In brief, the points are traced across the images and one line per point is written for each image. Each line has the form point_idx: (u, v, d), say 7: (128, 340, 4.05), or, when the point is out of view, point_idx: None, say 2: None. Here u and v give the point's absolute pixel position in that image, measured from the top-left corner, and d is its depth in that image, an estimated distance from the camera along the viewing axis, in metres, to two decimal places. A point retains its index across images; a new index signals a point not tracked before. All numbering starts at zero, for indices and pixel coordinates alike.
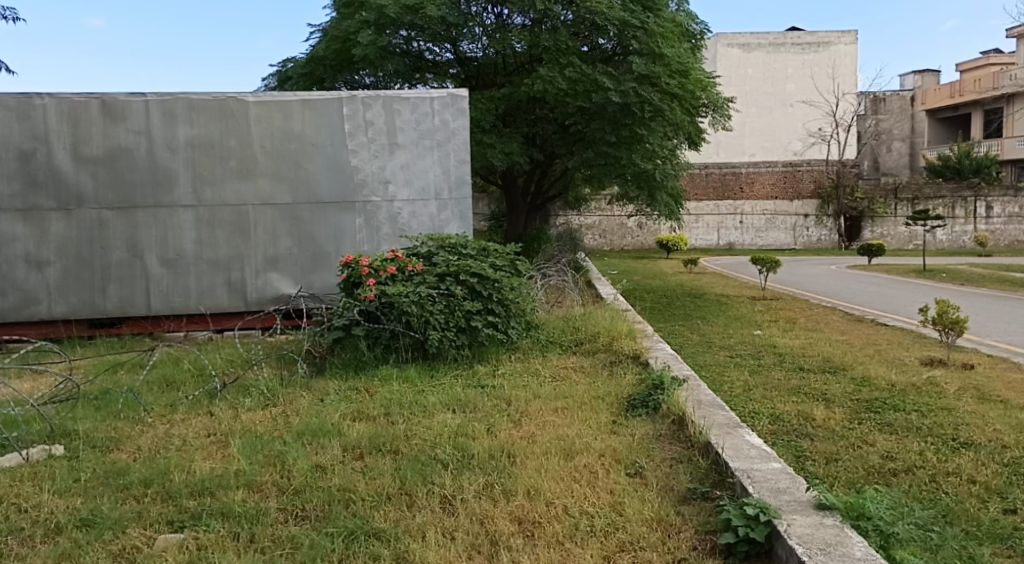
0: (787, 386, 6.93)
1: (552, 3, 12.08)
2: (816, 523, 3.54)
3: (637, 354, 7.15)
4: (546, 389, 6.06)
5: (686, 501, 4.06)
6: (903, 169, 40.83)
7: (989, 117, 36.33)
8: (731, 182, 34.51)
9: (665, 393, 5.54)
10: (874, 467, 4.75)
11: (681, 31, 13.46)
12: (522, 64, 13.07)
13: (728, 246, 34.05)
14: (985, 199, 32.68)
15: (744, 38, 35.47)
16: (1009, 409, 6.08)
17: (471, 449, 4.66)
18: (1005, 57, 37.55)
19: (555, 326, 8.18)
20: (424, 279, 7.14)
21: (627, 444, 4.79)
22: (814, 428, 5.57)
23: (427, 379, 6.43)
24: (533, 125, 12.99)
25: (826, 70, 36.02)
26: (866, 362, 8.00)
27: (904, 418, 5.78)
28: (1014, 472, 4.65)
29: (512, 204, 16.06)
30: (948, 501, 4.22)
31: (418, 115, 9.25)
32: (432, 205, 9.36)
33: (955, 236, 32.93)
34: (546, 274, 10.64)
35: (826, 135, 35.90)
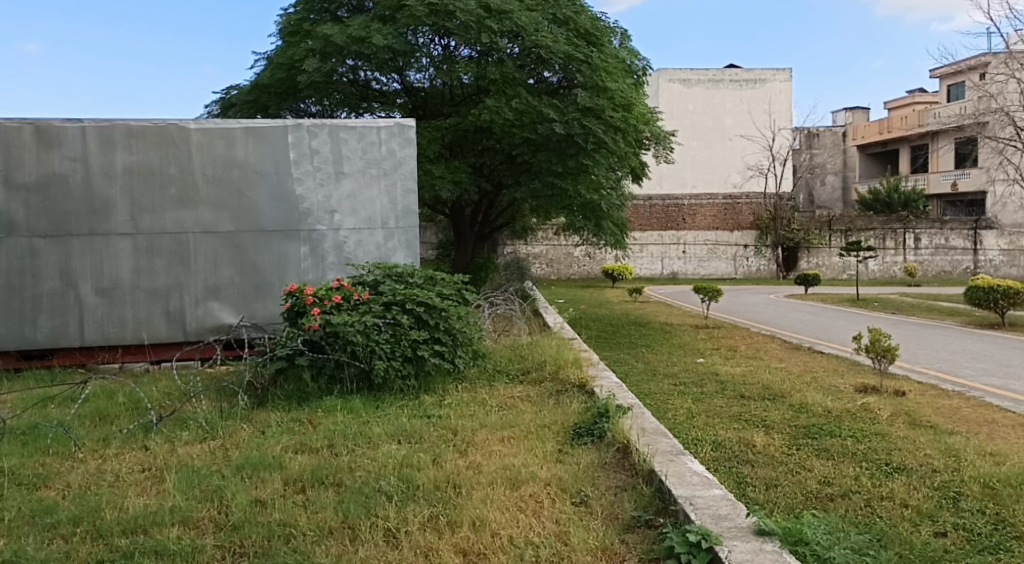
0: (728, 413, 7.05)
1: (499, 37, 12.15)
2: (755, 548, 3.60)
3: (583, 383, 7.19)
4: (492, 419, 6.06)
5: (632, 529, 4.08)
6: (837, 202, 42.21)
7: (916, 153, 37.89)
8: (674, 213, 35.17)
9: (609, 421, 5.59)
10: (812, 492, 4.86)
11: (624, 67, 13.78)
12: (468, 96, 13.19)
13: (672, 275, 34.65)
14: (913, 231, 33.83)
15: (684, 74, 36.40)
16: (939, 435, 6.28)
17: (416, 480, 4.62)
18: (929, 97, 39.33)
19: (502, 355, 8.20)
20: (369, 308, 7.09)
21: (572, 472, 4.81)
22: (755, 454, 5.68)
23: (372, 410, 6.35)
24: (480, 155, 13.03)
25: (762, 105, 37.13)
26: (804, 390, 8.19)
27: (840, 444, 5.93)
28: (944, 495, 4.80)
29: (459, 233, 16.03)
30: (882, 525, 4.34)
31: (364, 144, 9.23)
32: (379, 234, 9.33)
33: (886, 267, 34.09)
34: (493, 303, 10.66)
35: (764, 168, 37.16)
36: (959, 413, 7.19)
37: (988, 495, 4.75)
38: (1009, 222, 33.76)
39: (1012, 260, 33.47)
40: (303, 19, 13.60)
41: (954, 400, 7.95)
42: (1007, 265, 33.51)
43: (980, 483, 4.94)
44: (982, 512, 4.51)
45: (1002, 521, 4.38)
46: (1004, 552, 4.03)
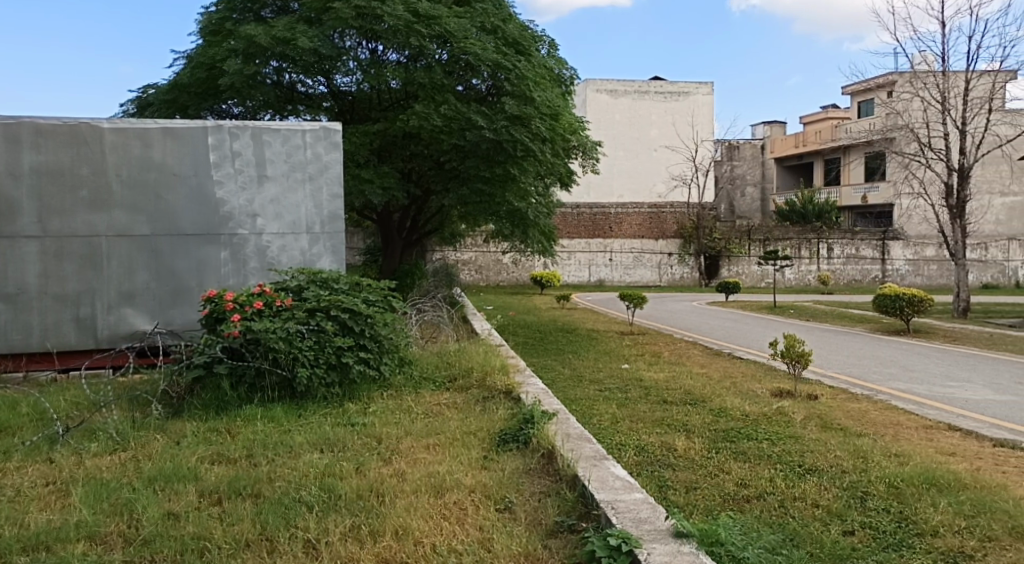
0: (651, 418, 7.18)
1: (428, 42, 12.12)
2: (673, 550, 3.65)
3: (509, 389, 7.20)
4: (418, 426, 6.02)
5: (554, 534, 4.10)
6: (756, 213, 43.53)
7: (829, 167, 39.50)
8: (600, 221, 35.71)
9: (535, 427, 5.62)
10: (729, 494, 4.99)
11: (552, 76, 13.93)
12: (397, 100, 13.12)
13: (598, 283, 35.07)
14: (827, 241, 35.16)
15: (612, 85, 36.94)
16: (848, 437, 6.53)
17: (338, 490, 4.54)
18: (841, 113, 41.06)
19: (428, 362, 8.17)
20: (292, 314, 6.95)
21: (497, 478, 4.82)
22: (675, 458, 5.79)
23: (294, 419, 6.23)
24: (409, 160, 12.96)
25: (687, 118, 38.02)
26: (723, 394, 8.42)
27: (756, 446, 6.11)
28: (853, 495, 4.99)
29: (387, 239, 15.96)
30: (795, 525, 4.48)
31: (288, 147, 9.07)
32: (303, 239, 9.17)
33: (801, 275, 35.23)
34: (421, 310, 10.64)
35: (687, 178, 38.05)
36: (867, 416, 7.51)
37: (892, 494, 4.97)
38: (914, 233, 35.41)
39: (917, 269, 35.12)
40: (225, 19, 13.28)
41: (862, 403, 8.29)
42: (913, 274, 35.15)
43: (886, 483, 5.16)
44: (888, 511, 4.71)
45: (905, 518, 4.58)
46: (907, 548, 4.20)
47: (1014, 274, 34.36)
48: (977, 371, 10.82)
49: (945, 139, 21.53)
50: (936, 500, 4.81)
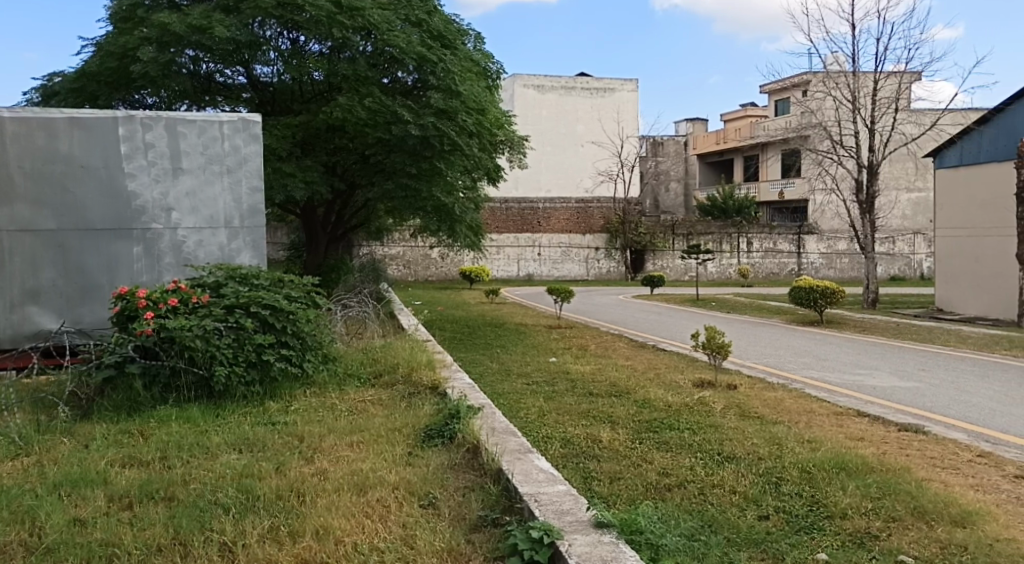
0: (578, 410, 7.26)
1: (352, 33, 11.91)
2: (594, 541, 3.69)
3: (436, 385, 7.15)
4: (341, 424, 5.93)
5: (478, 529, 4.10)
6: (679, 208, 44.46)
7: (748, 163, 40.67)
8: (529, 216, 35.76)
9: (460, 422, 5.61)
10: (652, 484, 5.09)
11: (478, 69, 13.87)
12: (320, 93, 12.84)
13: (527, 277, 35.28)
14: (746, 236, 36.17)
15: (539, 80, 37.14)
16: (765, 425, 6.73)
17: (257, 490, 4.44)
18: (759, 110, 42.30)
19: (354, 359, 8.07)
20: (210, 311, 6.74)
21: (421, 475, 4.79)
22: (600, 450, 5.88)
23: (211, 419, 6.06)
24: (333, 153, 12.75)
25: (612, 114, 38.56)
26: (647, 386, 8.58)
27: (678, 436, 6.25)
28: (769, 481, 5.15)
29: (312, 235, 15.65)
30: (713, 511, 4.60)
31: (205, 139, 8.79)
32: (222, 233, 8.91)
33: (722, 269, 36.22)
34: (346, 306, 10.48)
35: (613, 174, 38.59)
36: (782, 404, 7.77)
37: (805, 479, 5.15)
38: (827, 228, 36.78)
39: (830, 263, 36.52)
40: (136, 5, 12.74)
41: (778, 392, 8.57)
42: (826, 267, 36.55)
43: (799, 468, 5.34)
44: (800, 495, 4.88)
45: (816, 502, 4.75)
46: (818, 531, 4.35)
47: (919, 266, 36.10)
48: (885, 360, 11.32)
49: (856, 136, 22.39)
50: (845, 484, 5.01)
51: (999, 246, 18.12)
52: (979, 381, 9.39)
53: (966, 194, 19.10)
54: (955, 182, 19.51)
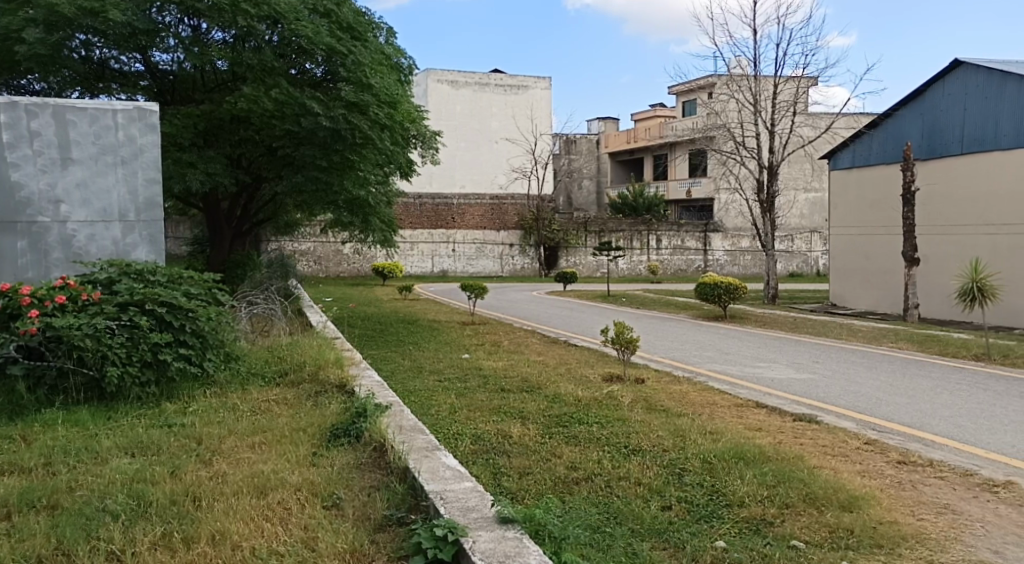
0: (488, 406, 7.27)
1: (256, 22, 11.45)
2: (498, 537, 3.70)
3: (343, 383, 7.00)
4: (242, 425, 5.76)
5: (383, 528, 4.05)
6: (592, 205, 45.15)
7: (657, 162, 41.66)
8: (443, 212, 35.59)
9: (367, 421, 5.51)
10: (560, 478, 5.14)
11: (389, 63, 13.68)
12: (223, 82, 12.47)
13: (442, 273, 35.08)
14: (656, 233, 36.97)
15: (453, 75, 36.99)
16: (670, 417, 6.90)
17: (149, 496, 4.26)
18: (667, 111, 43.40)
19: (257, 358, 7.85)
20: (101, 308, 6.41)
21: (325, 475, 4.70)
22: (511, 445, 5.90)
23: (102, 422, 5.77)
24: (237, 145, 12.35)
25: (526, 111, 38.92)
26: (558, 381, 8.67)
27: (587, 430, 6.33)
28: (672, 472, 5.27)
29: (217, 230, 15.05)
30: (619, 503, 4.68)
31: (96, 128, 8.38)
32: (116, 227, 8.51)
33: (633, 265, 36.94)
34: (252, 302, 10.15)
35: (527, 171, 38.80)
36: (687, 397, 7.98)
37: (706, 469, 5.29)
38: (731, 226, 38.10)
39: (734, 259, 37.92)
40: None
41: (683, 385, 8.80)
42: (730, 264, 37.89)
43: (701, 459, 5.49)
44: (701, 485, 5.01)
45: (716, 491, 4.89)
46: (717, 519, 4.48)
47: (815, 263, 37.86)
48: (783, 353, 11.79)
49: (757, 138, 23.23)
50: (743, 473, 5.18)
51: (887, 244, 19.14)
52: (868, 372, 9.91)
53: (858, 194, 20.07)
54: (848, 183, 20.48)
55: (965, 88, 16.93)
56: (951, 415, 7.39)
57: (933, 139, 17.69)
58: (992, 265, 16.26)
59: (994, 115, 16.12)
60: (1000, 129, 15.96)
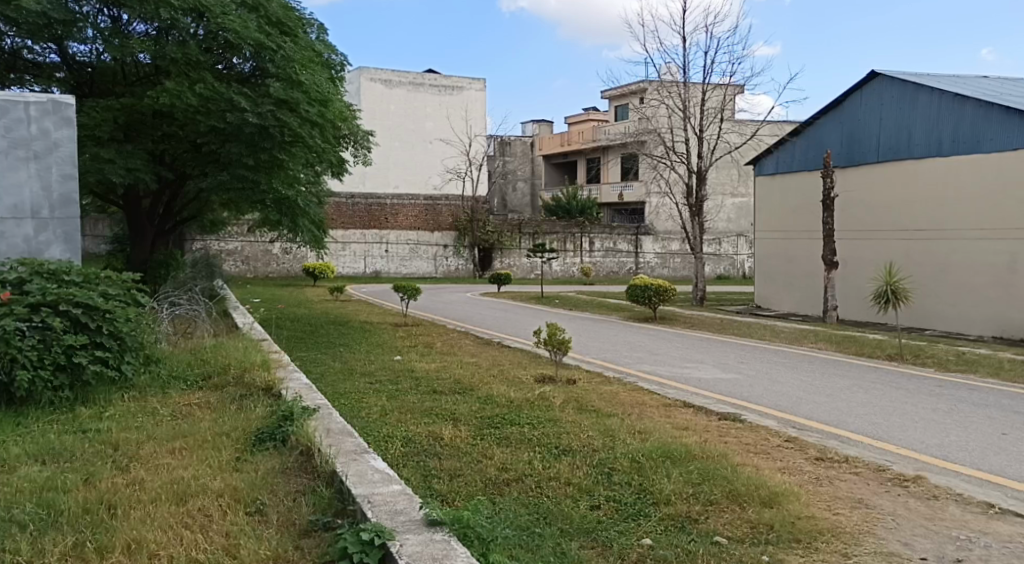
0: (421, 408, 7.23)
1: (181, 14, 11.13)
2: (425, 540, 3.67)
3: (269, 386, 6.84)
4: (162, 430, 5.57)
5: (308, 534, 3.97)
6: (526, 207, 45.41)
7: (590, 165, 42.17)
8: (376, 212, 35.03)
9: (294, 424, 5.39)
10: (490, 479, 5.14)
11: (321, 60, 13.47)
12: (145, 76, 11.97)
13: (374, 274, 34.70)
14: (589, 235, 37.40)
15: (386, 75, 36.70)
16: (600, 418, 6.97)
17: (60, 505, 4.09)
18: (600, 115, 43.97)
19: (179, 360, 7.64)
20: (10, 309, 6.09)
21: (249, 481, 4.59)
22: (442, 447, 5.87)
23: (10, 428, 5.50)
24: (160, 141, 12.00)
25: (460, 113, 38.89)
26: (491, 382, 8.67)
27: (518, 431, 6.35)
28: (601, 472, 5.33)
29: (138, 228, 14.51)
30: (548, 503, 4.70)
31: (7, 120, 8.04)
32: (28, 225, 8.13)
33: (566, 267, 37.26)
34: (174, 303, 9.83)
35: (461, 172, 38.74)
36: (617, 397, 8.09)
37: (634, 468, 5.37)
38: (661, 229, 38.79)
39: (664, 262, 38.67)
40: None
41: (613, 385, 8.91)
42: (660, 266, 38.64)
43: (629, 458, 5.57)
44: (629, 483, 5.09)
45: (644, 489, 4.97)
46: (644, 517, 4.54)
47: (741, 266, 38.90)
48: (710, 353, 12.06)
49: (687, 143, 23.71)
50: (670, 471, 5.27)
51: (809, 248, 19.77)
52: (790, 372, 10.21)
53: (782, 199, 20.67)
54: (772, 189, 21.09)
55: (881, 99, 17.63)
56: (866, 413, 7.68)
57: (851, 148, 18.35)
58: (906, 269, 16.94)
59: (908, 125, 16.84)
60: (913, 138, 16.68)
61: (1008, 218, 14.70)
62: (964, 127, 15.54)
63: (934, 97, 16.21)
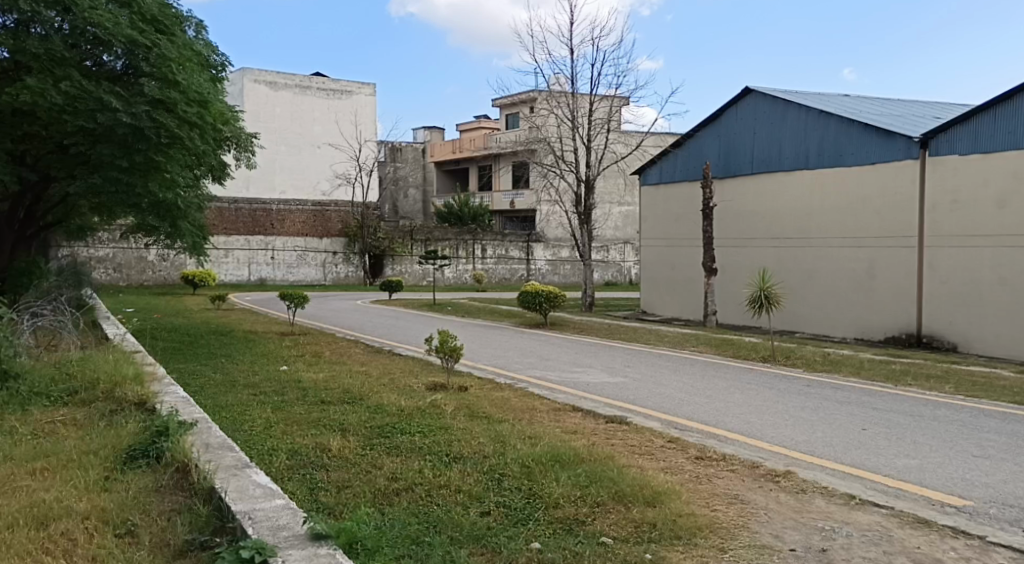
0: (308, 419, 7.05)
1: (44, 8, 10.51)
2: (309, 555, 3.57)
3: (143, 400, 6.49)
4: (21, 450, 5.20)
5: (183, 555, 3.79)
6: (418, 214, 45.20)
7: (482, 172, 42.42)
8: (261, 217, 34.18)
9: (169, 440, 5.14)
10: (379, 489, 5.06)
11: (200, 60, 12.97)
12: (4, 71, 11.17)
13: (259, 282, 33.43)
14: (481, 242, 37.66)
15: (271, 76, 35.71)
16: (491, 424, 7.00)
17: None
18: (491, 123, 44.34)
19: (42, 375, 7.18)
20: None
21: (118, 501, 4.34)
22: (329, 458, 5.74)
23: None
24: (21, 141, 11.29)
25: (349, 117, 38.28)
26: (381, 391, 8.54)
27: (408, 440, 6.29)
28: (492, 478, 5.34)
29: None
30: (438, 512, 4.68)
31: None
32: None
33: (459, 274, 37.24)
34: (36, 314, 9.19)
35: (351, 177, 37.93)
36: (508, 403, 8.14)
37: (524, 473, 5.41)
38: (552, 236, 39.49)
39: (555, 269, 39.32)
40: None
41: (504, 392, 8.95)
42: (551, 273, 39.32)
43: (520, 463, 5.62)
44: (519, 489, 5.13)
45: (533, 494, 5.02)
46: (532, 521, 4.59)
47: (628, 272, 40.07)
48: (598, 358, 12.30)
49: (575, 152, 24.18)
50: (559, 475, 5.34)
51: (690, 254, 20.56)
52: (673, 375, 10.58)
53: (666, 208, 21.40)
54: (656, 198, 21.79)
55: (755, 114, 18.54)
56: (742, 413, 8.04)
57: (728, 159, 19.21)
58: (779, 275, 17.83)
59: (779, 138, 17.77)
60: (783, 152, 17.63)
61: (868, 227, 15.71)
62: (828, 141, 16.54)
63: (802, 113, 17.18)
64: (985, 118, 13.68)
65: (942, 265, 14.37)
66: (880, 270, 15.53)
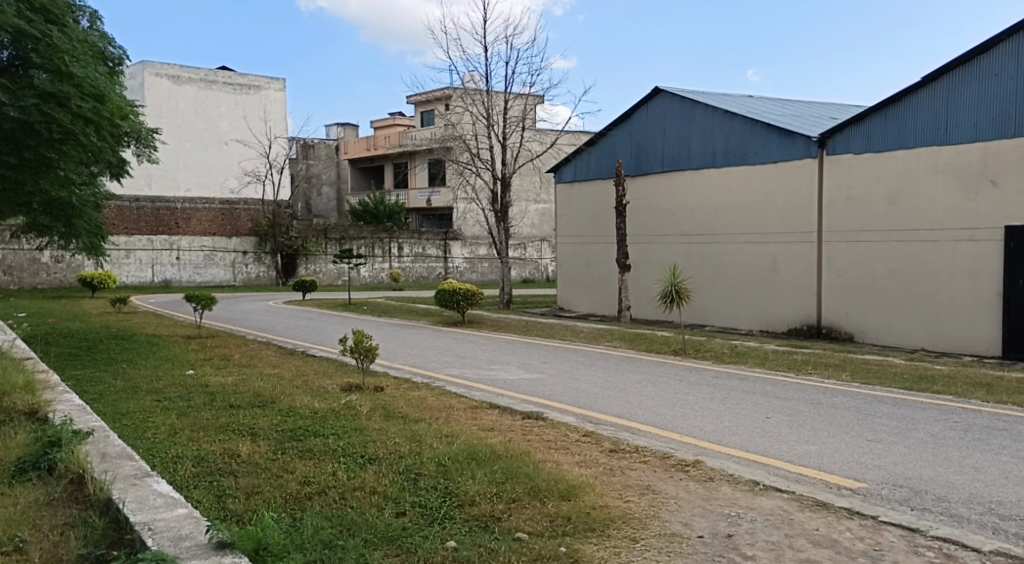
0: (215, 424, 6.82)
1: None
2: None
3: (34, 410, 6.16)
4: None
5: None
6: (332, 212, 44.44)
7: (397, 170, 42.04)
8: (165, 216, 32.38)
9: (63, 451, 4.90)
10: (291, 494, 4.94)
11: (96, 52, 12.31)
12: None
13: (164, 283, 32.12)
14: (397, 241, 37.27)
15: (173, 70, 34.49)
16: (406, 424, 6.93)
17: None
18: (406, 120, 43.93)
19: None
20: None
21: (5, 517, 4.11)
22: (238, 464, 5.57)
23: None
24: None
25: (258, 113, 37.31)
26: (293, 393, 8.35)
27: (322, 442, 6.16)
28: (407, 478, 5.28)
29: None
30: (353, 514, 4.59)
31: None
32: None
33: (374, 273, 36.83)
34: None
35: (261, 175, 37.04)
36: (424, 402, 8.07)
37: (440, 472, 5.38)
38: (469, 234, 39.46)
39: (472, 266, 39.29)
40: None
41: (421, 391, 8.88)
42: (469, 271, 39.28)
43: (435, 462, 5.58)
44: (435, 488, 5.09)
45: (448, 493, 4.98)
46: (447, 520, 4.56)
47: (545, 269, 40.42)
48: (515, 356, 12.35)
49: (489, 149, 24.21)
50: (475, 472, 5.34)
51: (604, 251, 20.90)
52: (588, 370, 10.73)
53: (579, 205, 21.70)
54: (571, 196, 22.03)
55: (664, 113, 18.96)
56: (655, 405, 8.21)
57: (639, 157, 19.59)
58: (688, 270, 18.29)
59: (688, 137, 18.23)
60: (692, 150, 18.10)
61: (772, 223, 16.28)
62: (733, 141, 17.07)
63: (709, 113, 17.65)
64: (877, 120, 14.34)
65: (840, 259, 15.01)
66: (783, 264, 16.13)
